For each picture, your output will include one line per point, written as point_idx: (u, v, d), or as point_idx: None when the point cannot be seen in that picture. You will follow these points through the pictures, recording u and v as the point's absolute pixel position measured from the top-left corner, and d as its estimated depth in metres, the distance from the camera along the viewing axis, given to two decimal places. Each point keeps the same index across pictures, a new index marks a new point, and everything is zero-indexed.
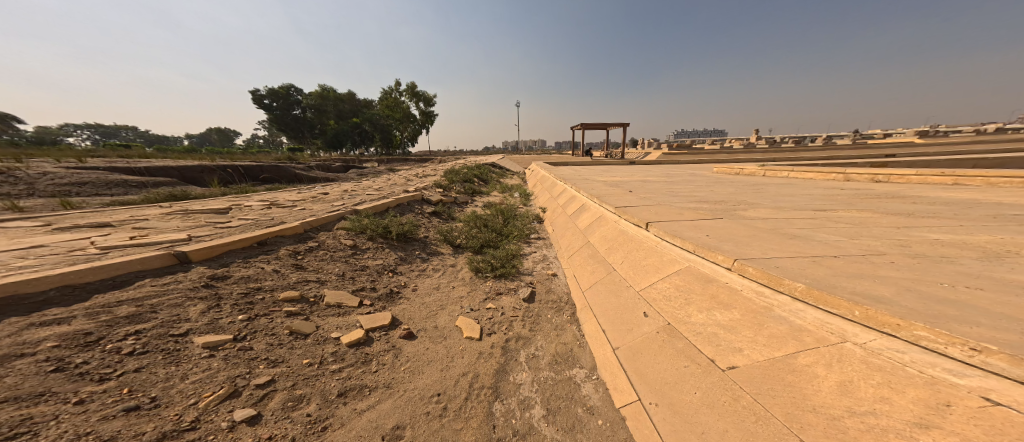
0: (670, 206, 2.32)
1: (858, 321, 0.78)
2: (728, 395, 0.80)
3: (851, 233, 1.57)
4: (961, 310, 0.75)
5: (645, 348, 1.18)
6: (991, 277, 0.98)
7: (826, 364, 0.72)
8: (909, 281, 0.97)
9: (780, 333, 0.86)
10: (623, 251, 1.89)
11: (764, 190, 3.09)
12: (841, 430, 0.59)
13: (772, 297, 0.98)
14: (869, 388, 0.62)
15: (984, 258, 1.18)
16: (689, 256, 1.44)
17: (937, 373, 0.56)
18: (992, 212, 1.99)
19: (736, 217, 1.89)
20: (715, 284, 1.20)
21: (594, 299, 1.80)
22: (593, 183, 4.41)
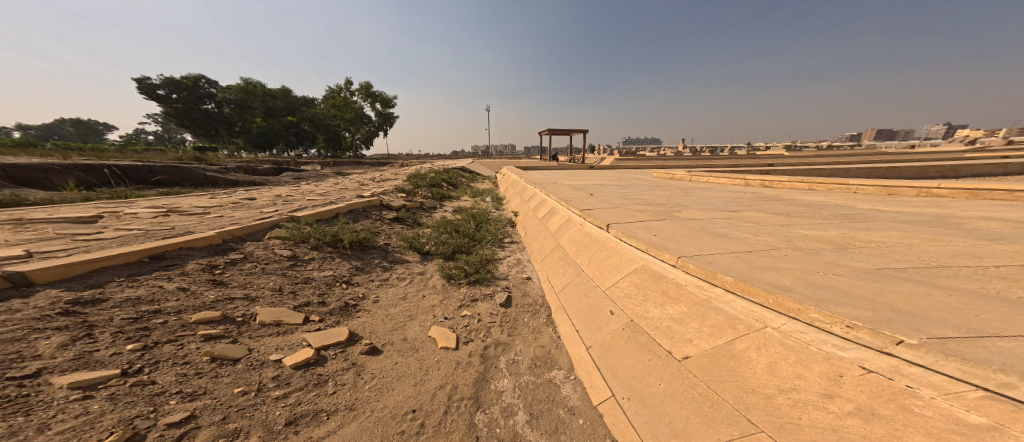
0: (623, 208, 2.59)
1: (773, 307, 1.01)
2: (686, 383, 0.95)
3: (757, 230, 1.97)
4: (834, 296, 1.04)
5: (614, 345, 1.32)
6: (843, 265, 1.36)
7: (756, 348, 0.91)
8: (799, 271, 1.28)
9: (720, 322, 1.06)
10: (588, 252, 2.06)
11: (692, 192, 3.66)
12: (775, 407, 0.75)
13: (709, 290, 1.20)
14: (789, 367, 0.80)
15: (836, 248, 1.62)
16: (643, 255, 1.64)
17: (831, 349, 0.77)
18: (836, 211, 2.72)
19: (677, 218, 2.21)
20: (665, 280, 1.40)
21: (567, 300, 1.93)
22: (559, 187, 4.66)
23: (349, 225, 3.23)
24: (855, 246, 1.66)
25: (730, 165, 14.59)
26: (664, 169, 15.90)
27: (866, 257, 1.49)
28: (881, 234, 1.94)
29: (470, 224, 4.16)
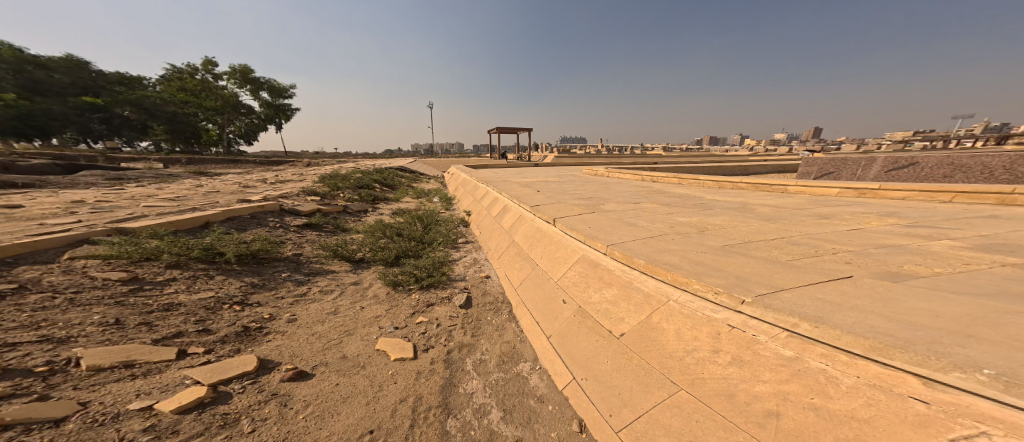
0: (563, 204, 2.99)
1: (671, 282, 1.35)
2: (627, 357, 1.21)
3: (657, 218, 2.55)
4: (702, 269, 1.49)
5: (570, 331, 1.52)
6: (708, 246, 1.93)
7: (665, 318, 1.21)
8: (682, 252, 1.76)
9: (640, 300, 1.36)
10: (541, 246, 2.30)
11: (608, 187, 4.41)
12: (688, 368, 1.03)
13: (630, 273, 1.51)
14: (690, 332, 1.11)
15: (700, 231, 2.27)
16: (581, 246, 1.93)
17: (708, 313, 1.11)
18: (700, 201, 3.79)
19: (604, 210, 2.63)
20: (599, 267, 1.68)
21: (528, 295, 2.07)
22: (510, 185, 5.02)
23: (236, 237, 2.88)
24: (714, 230, 2.34)
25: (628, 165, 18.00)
26: (581, 165, 18.31)
27: (723, 238, 2.12)
28: (726, 220, 2.79)
29: (416, 227, 4.09)
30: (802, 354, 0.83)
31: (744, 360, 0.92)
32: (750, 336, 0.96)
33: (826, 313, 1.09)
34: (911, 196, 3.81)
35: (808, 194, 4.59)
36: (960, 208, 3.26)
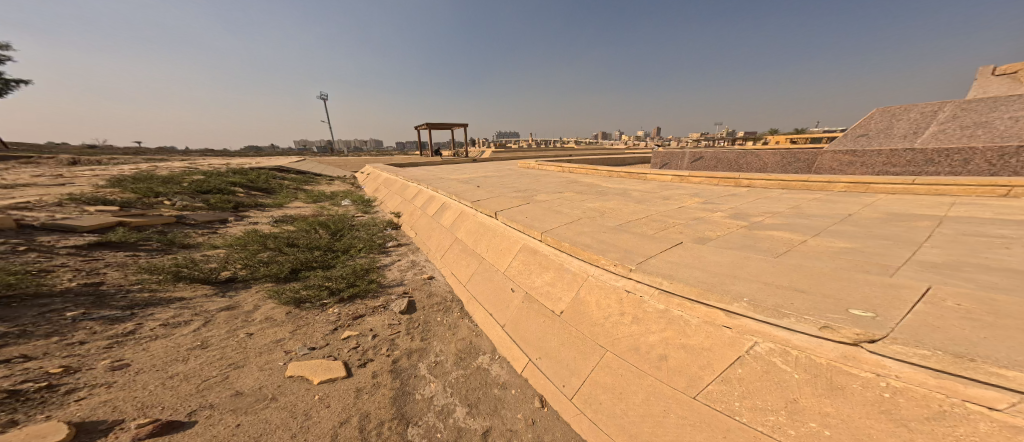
0: (502, 198, 3.84)
1: (591, 260, 2.08)
2: (566, 330, 1.88)
3: (575, 207, 3.37)
4: (603, 245, 2.21)
5: (525, 312, 2.19)
6: (609, 226, 2.67)
7: (590, 291, 1.91)
8: (592, 231, 2.49)
9: (569, 279, 2.08)
10: (485, 240, 3.05)
11: (537, 183, 5.42)
12: (609, 332, 1.68)
13: (559, 257, 2.26)
14: (608, 300, 1.79)
15: (605, 215, 3.11)
16: (524, 236, 2.71)
17: (615, 282, 1.84)
18: (603, 189, 5.14)
19: (540, 209, 3.25)
20: (536, 254, 2.43)
21: (481, 288, 2.70)
22: (448, 183, 5.87)
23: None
24: (612, 214, 3.21)
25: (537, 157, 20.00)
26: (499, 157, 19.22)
27: (620, 221, 2.91)
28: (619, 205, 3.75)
29: (325, 237, 4.31)
30: (669, 307, 1.55)
31: (641, 316, 1.61)
32: (642, 299, 1.66)
33: (674, 270, 1.75)
34: (705, 177, 5.83)
35: (658, 180, 6.40)
36: (723, 188, 5.33)
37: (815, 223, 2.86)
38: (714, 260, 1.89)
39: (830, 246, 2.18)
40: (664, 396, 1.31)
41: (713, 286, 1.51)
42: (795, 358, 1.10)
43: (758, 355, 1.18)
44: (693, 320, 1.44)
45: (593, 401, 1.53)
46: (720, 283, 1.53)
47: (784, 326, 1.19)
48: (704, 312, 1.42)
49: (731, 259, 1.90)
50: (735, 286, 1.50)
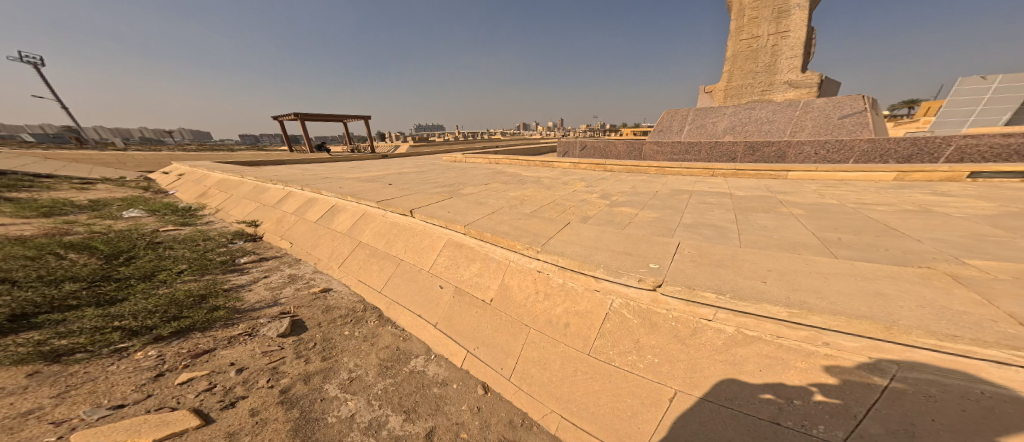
0: (416, 194, 3.71)
1: (508, 246, 2.31)
2: (499, 318, 2.11)
3: (492, 197, 3.69)
4: (518, 230, 2.50)
5: (454, 305, 2.31)
6: (523, 212, 3.02)
7: (513, 277, 2.22)
8: (509, 219, 2.79)
9: (496, 268, 2.32)
10: (402, 241, 2.95)
11: (457, 175, 5.64)
12: (532, 313, 2.02)
13: (484, 248, 2.45)
14: (529, 283, 2.14)
15: (520, 204, 3.55)
16: (446, 230, 2.75)
17: (532, 264, 2.18)
18: (516, 177, 5.78)
19: (451, 201, 3.37)
20: (463, 247, 2.55)
21: (403, 290, 2.62)
22: (339, 182, 5.19)
23: None
24: (530, 201, 3.86)
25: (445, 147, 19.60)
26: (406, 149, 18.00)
27: (534, 207, 3.54)
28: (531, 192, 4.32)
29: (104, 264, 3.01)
30: (565, 280, 2.02)
31: (552, 292, 2.03)
32: (548, 276, 2.10)
33: (564, 248, 2.21)
34: (587, 164, 7.23)
35: (559, 168, 7.76)
36: (594, 172, 6.70)
37: (641, 199, 4.07)
38: (587, 235, 2.52)
39: (647, 216, 3.21)
40: (572, 359, 1.76)
41: (586, 259, 2.00)
42: (633, 307, 1.73)
43: (614, 308, 1.78)
44: (580, 289, 1.94)
45: (527, 376, 1.83)
46: (590, 255, 2.07)
47: (621, 283, 1.79)
48: (584, 280, 1.94)
49: (596, 233, 2.58)
50: (598, 256, 2.06)
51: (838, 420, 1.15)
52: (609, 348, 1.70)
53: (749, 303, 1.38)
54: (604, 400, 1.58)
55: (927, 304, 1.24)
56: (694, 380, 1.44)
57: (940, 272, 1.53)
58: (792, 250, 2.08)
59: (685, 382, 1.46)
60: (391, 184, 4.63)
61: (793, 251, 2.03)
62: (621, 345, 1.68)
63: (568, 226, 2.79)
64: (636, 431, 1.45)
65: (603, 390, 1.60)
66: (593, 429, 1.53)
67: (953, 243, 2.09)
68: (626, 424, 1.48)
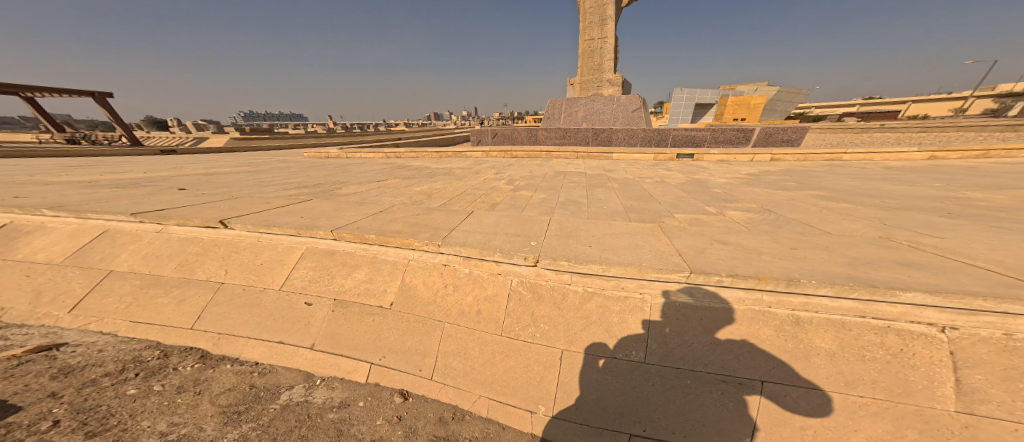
0: (244, 206, 3.16)
1: (400, 244, 2.27)
2: (402, 320, 2.01)
3: (377, 201, 3.53)
4: (413, 227, 2.50)
5: (313, 319, 2.11)
6: (419, 211, 3.06)
7: (411, 274, 2.15)
8: (402, 218, 2.80)
9: (388, 268, 2.21)
10: (224, 259, 2.49)
11: (339, 179, 5.16)
12: (433, 307, 1.99)
13: (369, 250, 2.32)
14: (432, 279, 2.09)
15: (410, 201, 3.58)
16: (302, 239, 2.51)
17: (432, 258, 2.15)
18: (406, 176, 5.73)
19: (315, 210, 3.07)
20: (330, 255, 2.39)
21: (236, 317, 2.20)
22: (105, 192, 3.74)
23: None
24: (438, 194, 4.08)
25: (342, 139, 17.57)
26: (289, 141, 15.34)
27: (440, 201, 3.60)
28: (445, 184, 4.87)
29: None
30: (472, 269, 2.05)
31: (459, 283, 2.03)
32: (454, 268, 2.09)
33: (465, 237, 2.26)
34: (497, 153, 8.95)
35: (472, 158, 8.91)
36: (503, 159, 8.43)
37: (536, 183, 4.84)
38: (488, 222, 2.69)
39: (505, 196, 3.84)
40: (478, 342, 1.84)
41: (486, 245, 2.10)
42: (528, 283, 1.90)
43: (514, 287, 1.92)
44: (485, 275, 2.00)
45: (449, 370, 1.82)
46: (489, 241, 2.18)
47: (514, 264, 1.96)
48: (488, 266, 2.01)
49: (495, 220, 2.77)
50: (495, 240, 2.19)
51: (638, 343, 1.60)
52: (516, 326, 1.82)
53: (584, 266, 1.80)
54: (519, 374, 1.71)
55: (660, 251, 1.98)
56: (571, 338, 1.70)
57: (658, 226, 2.59)
58: (610, 218, 2.90)
59: (566, 340, 1.70)
60: (210, 195, 3.74)
61: (608, 219, 2.86)
62: (523, 321, 1.82)
63: (472, 216, 2.92)
64: (546, 393, 1.64)
65: (518, 365, 1.73)
66: (516, 401, 1.67)
67: (671, 204, 3.53)
68: (536, 390, 1.66)
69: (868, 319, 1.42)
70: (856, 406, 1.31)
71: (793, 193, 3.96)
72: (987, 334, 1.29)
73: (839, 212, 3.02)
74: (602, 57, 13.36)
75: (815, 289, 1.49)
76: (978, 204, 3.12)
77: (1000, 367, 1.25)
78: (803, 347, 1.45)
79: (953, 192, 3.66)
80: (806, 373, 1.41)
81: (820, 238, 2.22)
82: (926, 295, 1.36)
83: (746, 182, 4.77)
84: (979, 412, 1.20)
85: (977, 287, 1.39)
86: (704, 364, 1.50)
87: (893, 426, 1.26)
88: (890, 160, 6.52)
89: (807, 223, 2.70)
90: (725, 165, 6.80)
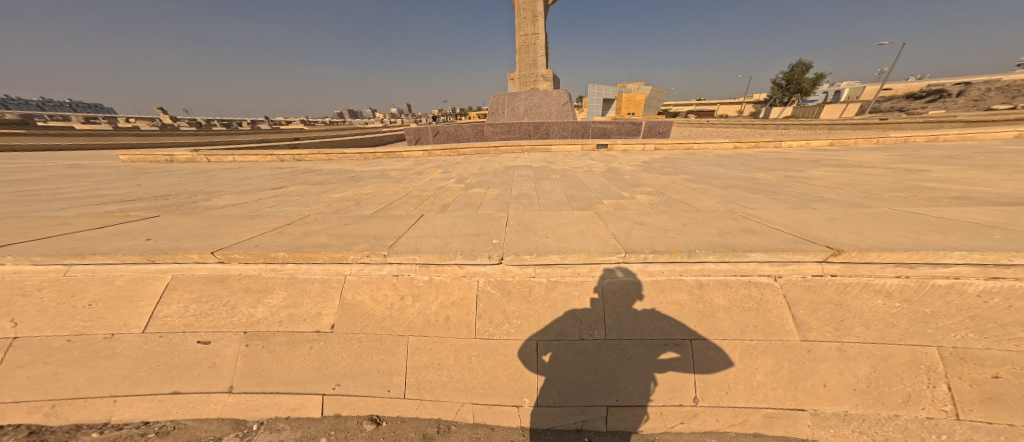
0: (58, 236, 2.46)
1: (331, 260, 2.05)
2: (352, 342, 1.85)
3: (293, 216, 3.13)
4: (348, 240, 2.29)
5: (214, 358, 1.84)
6: (357, 221, 2.83)
7: (353, 290, 1.97)
8: (331, 231, 2.52)
9: (318, 288, 1.98)
10: (22, 304, 1.93)
11: (246, 195, 4.45)
12: (383, 323, 1.88)
13: (286, 270, 2.05)
14: (381, 292, 1.95)
15: (337, 212, 3.27)
16: (156, 266, 2.09)
17: (377, 271, 2.00)
18: (330, 183, 5.20)
19: (178, 231, 2.60)
20: (214, 281, 2.05)
21: (75, 376, 1.80)
22: None
23: None
24: (369, 200, 3.81)
25: (246, 139, 14.77)
26: (165, 142, 12.20)
27: (379, 208, 3.36)
28: (378, 188, 4.58)
29: None
30: (431, 276, 1.95)
31: (416, 292, 1.92)
32: (410, 277, 1.96)
33: (416, 244, 2.14)
34: (443, 152, 8.66)
35: (413, 157, 8.46)
36: (450, 158, 8.16)
37: (488, 179, 4.82)
38: (441, 225, 2.60)
39: (441, 196, 3.78)
40: (435, 350, 1.79)
41: (446, 249, 2.04)
42: (493, 282, 1.90)
43: (481, 288, 1.90)
44: (448, 280, 1.94)
45: (425, 385, 1.75)
46: (445, 244, 2.11)
47: (478, 264, 1.94)
48: (450, 271, 1.95)
49: (449, 221, 2.69)
50: (455, 243, 2.14)
51: (596, 323, 1.73)
52: (490, 325, 1.80)
53: (544, 258, 1.88)
54: (499, 372, 1.72)
55: (601, 236, 2.17)
56: (542, 327, 1.76)
57: (594, 213, 2.83)
58: (558, 208, 3.06)
59: (539, 331, 1.76)
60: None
61: (557, 209, 3.01)
62: (496, 319, 1.81)
63: (422, 219, 2.79)
64: (529, 385, 1.69)
65: (497, 363, 1.73)
66: (500, 400, 1.69)
67: (599, 191, 3.90)
68: (518, 385, 1.70)
69: (736, 276, 1.78)
70: (751, 349, 1.63)
71: (672, 177, 4.75)
72: (795, 277, 1.74)
73: (702, 192, 3.75)
74: (536, 53, 13.76)
75: (706, 257, 1.81)
76: (766, 182, 4.22)
77: (809, 301, 1.68)
78: (706, 305, 1.74)
79: (755, 173, 4.90)
80: (713, 328, 1.68)
81: (696, 214, 2.69)
82: (764, 254, 1.77)
83: (643, 169, 5.54)
84: (810, 337, 1.60)
85: (783, 246, 1.86)
86: (650, 332, 1.70)
87: (775, 359, 1.59)
88: (734, 146, 8.17)
89: (685, 202, 3.26)
90: (631, 154, 7.72)
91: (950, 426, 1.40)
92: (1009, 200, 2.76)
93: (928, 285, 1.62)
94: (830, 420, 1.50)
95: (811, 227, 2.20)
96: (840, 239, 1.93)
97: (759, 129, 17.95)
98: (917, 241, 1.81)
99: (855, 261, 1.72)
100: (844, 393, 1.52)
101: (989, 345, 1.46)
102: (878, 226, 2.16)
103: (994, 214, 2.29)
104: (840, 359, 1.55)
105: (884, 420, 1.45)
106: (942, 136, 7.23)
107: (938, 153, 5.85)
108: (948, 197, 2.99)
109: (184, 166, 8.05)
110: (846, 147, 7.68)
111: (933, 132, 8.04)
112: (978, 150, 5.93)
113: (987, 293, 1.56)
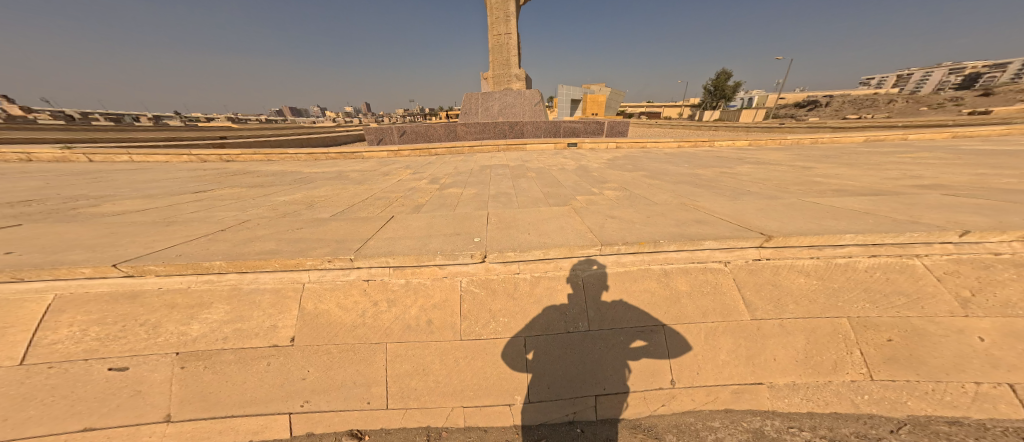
0: None
1: (286, 267, 1.86)
2: (318, 354, 1.69)
3: (228, 222, 2.76)
4: (301, 245, 2.08)
5: (139, 386, 1.57)
6: (313, 226, 2.59)
7: (315, 301, 1.81)
8: (281, 238, 2.27)
9: (273, 300, 1.79)
10: None
11: (165, 200, 3.82)
12: (355, 332, 1.74)
13: (230, 280, 1.82)
14: (348, 299, 1.82)
15: (288, 216, 2.97)
16: (26, 285, 1.73)
17: (342, 277, 1.86)
18: (276, 186, 4.70)
19: (53, 243, 2.14)
20: (130, 297, 1.74)
21: None
22: None
23: None
24: (325, 203, 3.51)
25: (157, 136, 12.57)
26: (31, 139, 9.81)
27: (341, 211, 3.10)
28: (335, 190, 4.23)
29: None
30: (407, 279, 1.88)
31: (389, 298, 1.82)
32: (383, 281, 1.86)
33: (388, 247, 2.02)
34: (411, 151, 8.31)
35: (376, 158, 7.98)
36: (419, 158, 7.87)
37: (463, 179, 4.72)
38: (416, 225, 2.49)
39: (408, 197, 3.62)
40: (413, 357, 1.71)
41: (423, 250, 1.95)
42: (472, 281, 1.88)
43: (464, 287, 1.86)
44: (427, 282, 1.87)
45: (410, 393, 1.68)
46: (422, 245, 2.03)
47: (460, 264, 1.90)
48: (429, 272, 1.89)
49: (424, 222, 2.60)
50: (433, 243, 2.07)
51: (578, 317, 1.79)
52: (475, 326, 1.78)
53: (526, 254, 1.91)
54: (488, 372, 1.70)
55: (578, 230, 2.26)
56: (529, 323, 1.78)
57: (570, 208, 2.93)
58: (535, 205, 3.11)
59: (527, 327, 1.77)
60: None
61: (534, 206, 3.05)
62: (482, 319, 1.79)
63: (394, 221, 2.65)
64: (519, 383, 1.70)
65: (485, 364, 1.71)
66: (488, 400, 1.67)
67: (571, 187, 4.04)
68: (508, 383, 1.69)
69: (694, 263, 1.97)
70: (713, 330, 1.81)
71: (632, 173, 5.10)
72: (740, 262, 1.98)
73: (658, 187, 4.07)
74: (508, 52, 13.82)
75: (668, 247, 1.97)
76: (708, 177, 4.72)
77: (752, 282, 1.92)
78: (672, 292, 1.90)
79: (698, 170, 5.43)
80: (679, 313, 1.84)
81: (656, 207, 2.91)
82: (715, 242, 1.99)
83: (608, 166, 5.85)
84: (758, 316, 1.82)
85: (728, 233, 2.10)
86: (627, 321, 1.81)
87: (733, 337, 1.79)
88: (678, 145, 9.04)
89: (645, 197, 3.50)
90: (595, 152, 8.12)
91: (867, 386, 1.66)
92: (871, 190, 3.43)
93: (837, 265, 1.94)
94: (782, 390, 1.70)
95: (749, 216, 2.51)
96: (770, 226, 2.23)
97: (701, 130, 20.01)
98: (823, 226, 2.16)
99: (783, 245, 2.00)
100: (789, 364, 1.73)
101: (880, 313, 1.77)
102: (794, 213, 2.54)
103: (867, 201, 2.82)
104: (782, 333, 1.78)
105: (821, 386, 1.69)
106: (825, 136, 8.70)
107: (821, 152, 7.09)
108: (833, 189, 3.63)
109: (70, 168, 6.60)
110: (762, 146, 8.86)
111: (823, 135, 9.64)
112: (847, 150, 7.32)
113: (871, 268, 1.92)
